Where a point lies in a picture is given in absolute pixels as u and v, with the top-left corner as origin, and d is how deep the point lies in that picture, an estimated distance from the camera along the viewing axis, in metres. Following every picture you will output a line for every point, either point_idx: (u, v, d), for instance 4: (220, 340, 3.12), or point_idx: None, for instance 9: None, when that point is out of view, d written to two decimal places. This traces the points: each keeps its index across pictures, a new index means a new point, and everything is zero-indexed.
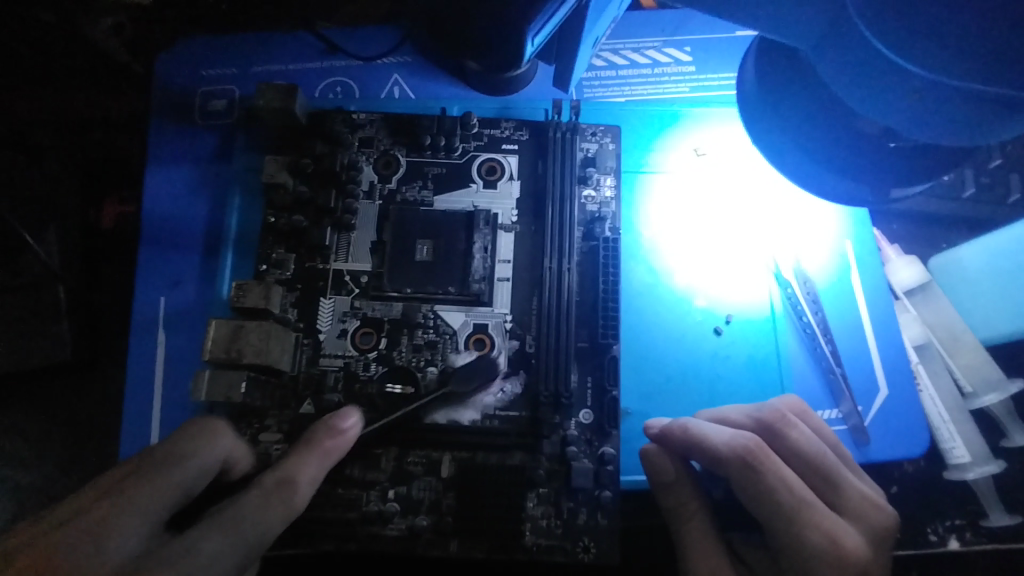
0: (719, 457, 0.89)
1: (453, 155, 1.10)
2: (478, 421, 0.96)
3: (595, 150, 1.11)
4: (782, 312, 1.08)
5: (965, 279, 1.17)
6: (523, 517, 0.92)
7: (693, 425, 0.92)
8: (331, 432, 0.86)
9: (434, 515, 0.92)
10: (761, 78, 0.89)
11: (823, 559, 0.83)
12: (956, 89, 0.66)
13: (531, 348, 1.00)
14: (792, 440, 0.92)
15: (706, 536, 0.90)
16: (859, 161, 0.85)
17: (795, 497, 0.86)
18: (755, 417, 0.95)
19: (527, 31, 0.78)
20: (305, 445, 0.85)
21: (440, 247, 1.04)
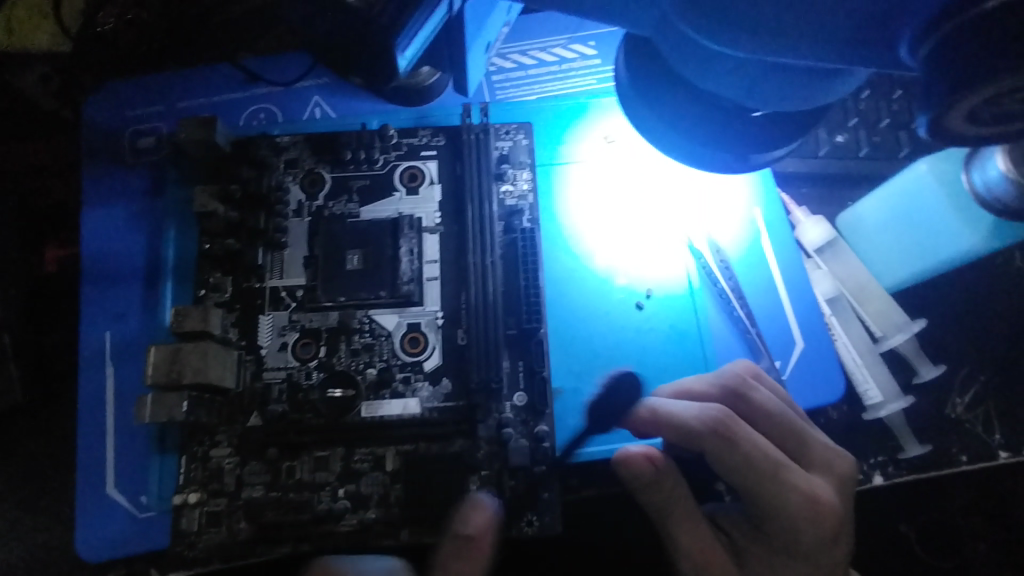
0: (692, 431, 0.93)
1: (375, 166, 1.15)
2: (418, 413, 1.02)
3: (510, 147, 1.17)
4: (698, 282, 1.12)
5: (868, 235, 1.17)
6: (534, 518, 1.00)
7: (661, 406, 0.96)
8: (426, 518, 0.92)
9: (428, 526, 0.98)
10: (632, 76, 0.89)
11: (804, 517, 0.89)
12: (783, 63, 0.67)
13: (462, 341, 1.06)
14: (756, 401, 0.98)
15: (691, 518, 0.94)
16: (725, 128, 0.86)
17: (770, 461, 0.91)
18: (718, 384, 1.00)
19: (396, 46, 0.71)
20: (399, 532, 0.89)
21: (369, 255, 1.09)
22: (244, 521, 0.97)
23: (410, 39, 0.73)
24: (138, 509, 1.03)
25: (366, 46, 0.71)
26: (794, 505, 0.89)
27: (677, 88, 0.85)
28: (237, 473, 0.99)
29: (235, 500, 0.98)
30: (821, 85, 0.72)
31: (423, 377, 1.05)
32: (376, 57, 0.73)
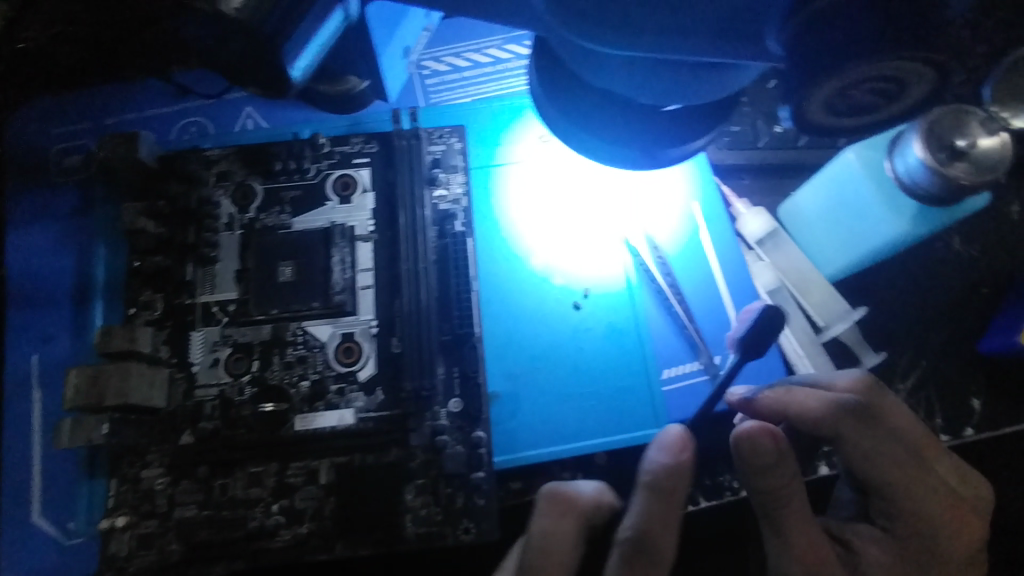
0: (817, 417, 0.94)
1: (307, 176, 1.13)
2: (352, 424, 1.01)
3: (443, 151, 1.15)
4: (636, 279, 1.11)
5: (807, 224, 1.15)
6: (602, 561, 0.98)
7: (792, 393, 0.97)
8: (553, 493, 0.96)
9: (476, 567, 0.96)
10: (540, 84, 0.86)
11: (931, 523, 0.92)
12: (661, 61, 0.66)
13: (396, 348, 1.05)
14: (887, 405, 0.97)
15: (805, 519, 0.90)
16: (620, 121, 0.83)
17: (911, 452, 0.95)
18: (860, 378, 0.98)
19: (290, 59, 0.70)
20: (554, 503, 0.95)
21: (302, 266, 1.08)
22: (175, 542, 0.95)
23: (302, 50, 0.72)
24: (67, 536, 1.02)
25: (254, 69, 0.70)
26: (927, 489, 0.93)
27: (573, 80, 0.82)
28: (168, 493, 0.97)
29: (166, 521, 0.96)
30: (702, 81, 0.70)
31: (357, 388, 1.04)
32: (268, 81, 0.73)
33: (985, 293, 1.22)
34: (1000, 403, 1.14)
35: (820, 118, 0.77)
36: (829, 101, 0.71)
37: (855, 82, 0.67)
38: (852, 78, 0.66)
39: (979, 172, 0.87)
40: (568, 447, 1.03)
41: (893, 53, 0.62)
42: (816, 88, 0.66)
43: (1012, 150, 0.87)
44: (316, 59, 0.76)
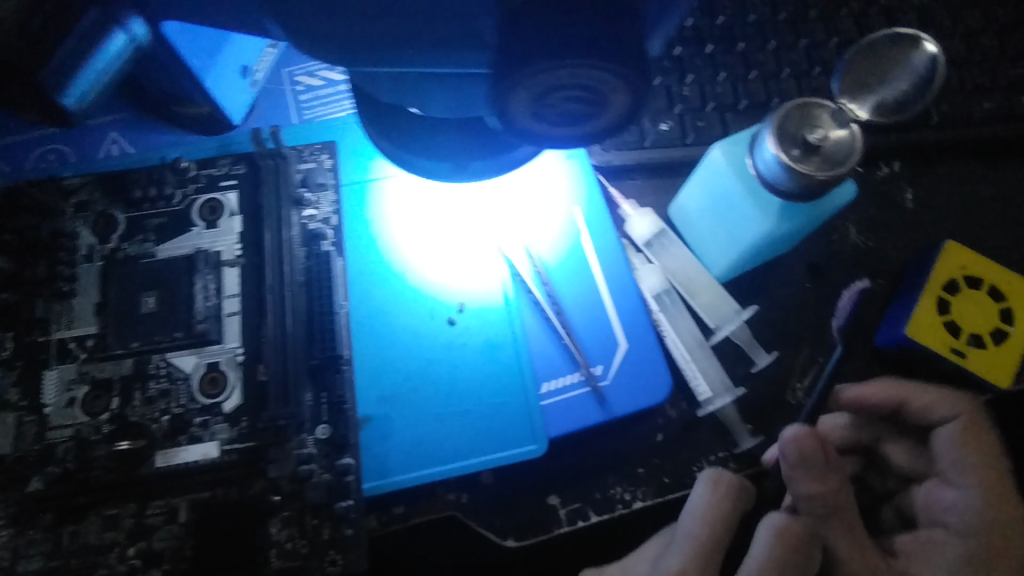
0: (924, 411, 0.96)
1: (172, 202, 1.08)
2: (215, 456, 0.97)
3: (312, 169, 1.12)
4: (513, 292, 1.07)
5: (694, 224, 1.09)
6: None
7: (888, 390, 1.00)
8: (717, 473, 0.97)
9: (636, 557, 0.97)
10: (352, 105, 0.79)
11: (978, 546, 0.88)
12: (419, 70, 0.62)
13: (263, 376, 1.01)
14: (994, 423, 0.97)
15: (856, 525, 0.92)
16: (439, 137, 0.75)
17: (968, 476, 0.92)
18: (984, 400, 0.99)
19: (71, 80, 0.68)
20: (715, 482, 0.96)
21: (165, 296, 1.03)
22: None
23: (69, 76, 0.68)
24: None
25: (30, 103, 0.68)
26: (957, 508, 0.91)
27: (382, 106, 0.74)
28: (11, 546, 0.93)
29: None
30: (477, 90, 0.64)
31: (222, 419, 1.00)
32: (47, 111, 0.70)
33: (881, 285, 1.18)
34: None
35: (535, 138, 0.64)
36: (530, 110, 0.60)
37: (549, 89, 0.57)
38: (538, 81, 0.56)
39: (831, 166, 0.84)
40: (439, 469, 1.00)
41: (569, 55, 0.54)
42: (510, 79, 0.56)
43: (863, 141, 0.84)
44: (96, 85, 0.72)
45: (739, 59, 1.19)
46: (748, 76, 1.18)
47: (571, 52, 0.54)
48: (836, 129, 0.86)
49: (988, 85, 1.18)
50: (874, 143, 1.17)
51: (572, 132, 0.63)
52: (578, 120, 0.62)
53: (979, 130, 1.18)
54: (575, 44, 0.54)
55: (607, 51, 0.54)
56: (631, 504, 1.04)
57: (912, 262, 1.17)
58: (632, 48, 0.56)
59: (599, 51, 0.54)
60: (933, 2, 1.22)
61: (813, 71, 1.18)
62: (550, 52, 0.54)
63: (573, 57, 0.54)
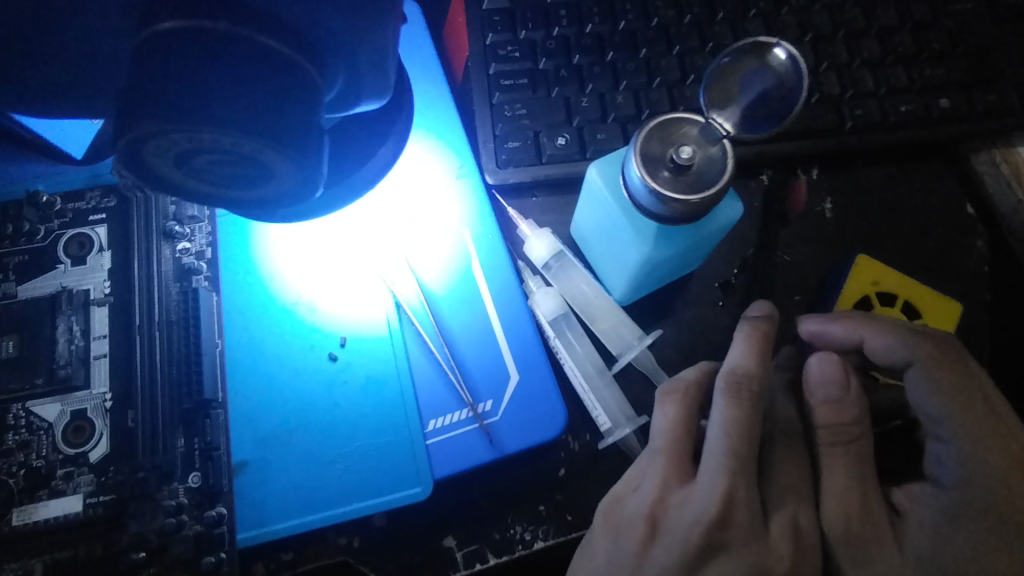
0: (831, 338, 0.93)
1: (36, 239, 1.04)
2: (77, 512, 0.91)
3: (186, 199, 1.06)
4: (397, 324, 1.02)
5: (590, 244, 1.04)
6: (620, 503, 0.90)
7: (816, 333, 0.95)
8: (736, 381, 0.87)
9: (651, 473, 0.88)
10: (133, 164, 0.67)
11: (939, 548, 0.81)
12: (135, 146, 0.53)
13: (131, 422, 0.96)
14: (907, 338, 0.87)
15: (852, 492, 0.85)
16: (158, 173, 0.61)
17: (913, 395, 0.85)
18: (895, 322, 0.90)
19: None
20: (736, 395, 0.86)
21: (25, 340, 0.98)
22: None
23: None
24: None
25: None
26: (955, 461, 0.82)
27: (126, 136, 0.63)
28: None
29: None
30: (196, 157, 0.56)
31: (87, 471, 0.94)
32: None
33: (799, 300, 1.12)
34: None
35: (204, 196, 0.62)
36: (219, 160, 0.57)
37: (189, 150, 0.55)
38: (171, 140, 0.52)
39: (703, 184, 0.79)
40: (319, 516, 0.94)
41: (209, 121, 0.51)
42: (131, 137, 0.51)
43: (734, 157, 0.79)
44: None
45: (641, 66, 1.15)
46: (650, 84, 1.15)
47: (202, 120, 0.51)
48: (706, 146, 0.80)
49: (905, 84, 1.11)
50: (787, 149, 1.11)
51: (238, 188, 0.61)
52: (248, 176, 0.60)
53: (898, 132, 1.11)
54: (209, 109, 0.51)
55: (252, 125, 0.52)
56: (531, 544, 0.97)
57: (831, 275, 1.10)
58: (287, 119, 0.54)
59: (245, 122, 0.52)
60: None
61: None
62: (179, 117, 0.51)
63: (212, 123, 0.51)
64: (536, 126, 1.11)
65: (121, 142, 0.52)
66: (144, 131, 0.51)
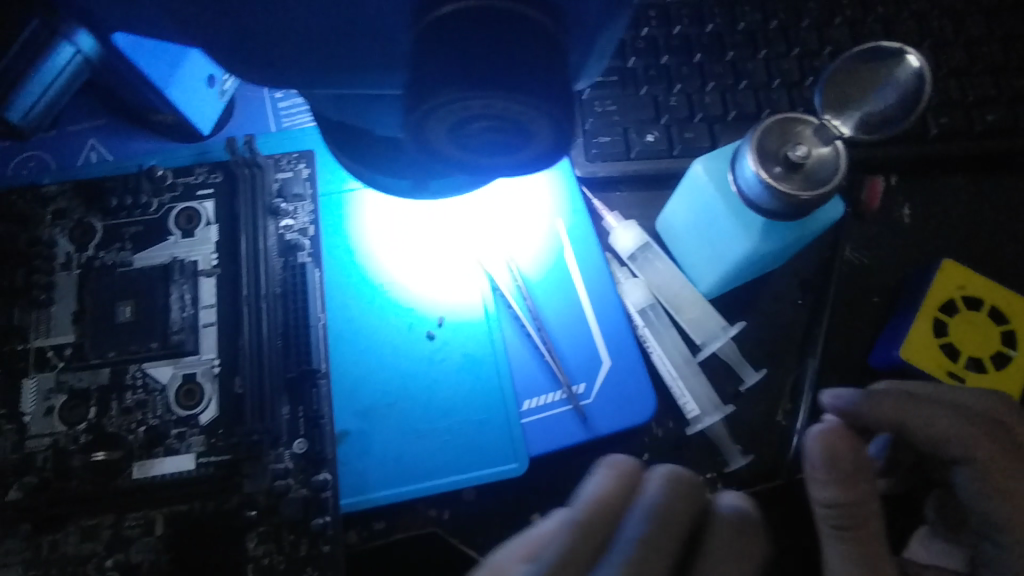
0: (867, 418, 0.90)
1: (149, 211, 1.09)
2: (190, 470, 0.97)
3: (289, 178, 1.10)
4: (494, 308, 1.06)
5: (679, 239, 1.08)
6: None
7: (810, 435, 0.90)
8: (675, 474, 0.86)
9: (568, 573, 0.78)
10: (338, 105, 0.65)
11: None
12: (457, 100, 0.49)
13: (239, 389, 1.00)
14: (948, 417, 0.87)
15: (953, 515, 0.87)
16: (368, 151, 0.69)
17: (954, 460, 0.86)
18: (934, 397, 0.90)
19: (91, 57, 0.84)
20: (672, 482, 0.85)
21: (141, 306, 1.04)
22: None
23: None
24: None
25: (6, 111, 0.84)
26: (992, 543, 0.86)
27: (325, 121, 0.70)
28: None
29: None
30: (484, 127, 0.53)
31: (198, 432, 0.99)
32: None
33: (876, 302, 1.15)
34: None
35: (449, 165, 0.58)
36: (505, 131, 0.53)
37: (487, 120, 0.51)
38: (490, 106, 0.49)
39: (815, 184, 0.82)
40: (418, 487, 0.98)
41: (519, 94, 0.49)
42: (425, 110, 0.49)
43: (847, 158, 0.82)
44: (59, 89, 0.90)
45: (728, 68, 1.18)
46: (737, 86, 1.18)
47: (505, 89, 0.48)
48: (819, 146, 0.83)
49: (992, 95, 1.13)
50: (872, 155, 1.13)
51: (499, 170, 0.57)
52: (505, 154, 0.56)
53: (983, 142, 1.13)
54: (495, 75, 0.48)
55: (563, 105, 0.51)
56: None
57: (909, 279, 1.13)
58: (559, 80, 0.50)
59: (543, 94, 0.50)
60: (933, 10, 1.19)
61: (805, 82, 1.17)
62: (491, 84, 0.48)
63: (497, 89, 0.48)
64: (626, 122, 1.15)
65: (438, 97, 0.48)
66: (478, 92, 0.48)
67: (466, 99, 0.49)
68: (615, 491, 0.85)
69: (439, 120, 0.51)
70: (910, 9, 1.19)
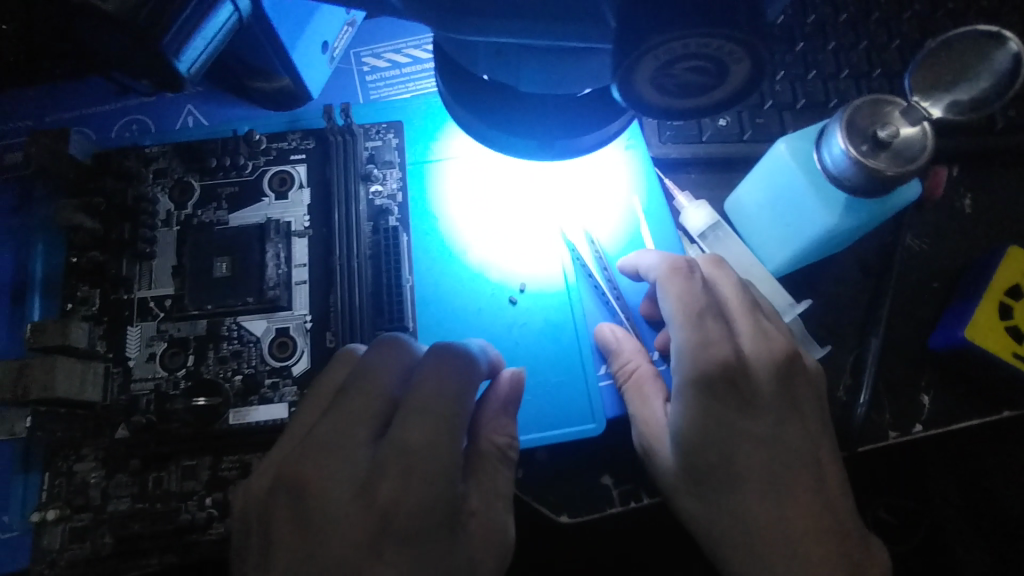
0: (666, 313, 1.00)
1: (244, 172, 1.13)
2: (285, 418, 1.02)
3: (379, 146, 1.16)
4: (573, 278, 1.11)
5: (750, 218, 1.13)
6: (454, 514, 0.76)
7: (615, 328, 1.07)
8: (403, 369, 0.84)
9: (404, 478, 0.74)
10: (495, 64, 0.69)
11: None
12: (679, 42, 0.53)
13: (331, 343, 1.05)
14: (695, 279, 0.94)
15: None
16: (491, 106, 0.75)
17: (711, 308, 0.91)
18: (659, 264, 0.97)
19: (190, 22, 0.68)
20: (360, 392, 0.81)
21: (237, 262, 1.08)
22: (108, 536, 0.96)
23: (184, 40, 0.69)
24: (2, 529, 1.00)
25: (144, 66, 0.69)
26: (790, 426, 0.89)
27: (453, 66, 0.74)
28: (103, 486, 0.99)
29: (99, 514, 0.98)
30: (689, 65, 0.57)
31: (291, 382, 1.04)
32: (164, 81, 0.72)
33: (936, 287, 1.18)
34: (949, 397, 1.12)
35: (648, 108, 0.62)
36: (705, 68, 0.57)
37: (695, 59, 0.56)
38: (708, 46, 0.54)
39: (902, 161, 0.86)
40: None
41: (736, 31, 0.53)
42: (635, 57, 0.54)
43: (934, 138, 0.86)
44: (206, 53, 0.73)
45: (799, 58, 1.23)
46: (808, 74, 1.22)
47: (727, 27, 0.52)
48: (907, 126, 0.87)
49: None
50: (938, 145, 1.17)
51: (690, 107, 0.62)
52: (695, 94, 0.61)
53: None
54: (702, 17, 0.52)
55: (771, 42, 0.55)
56: None
57: (971, 265, 1.17)
58: (756, 19, 0.54)
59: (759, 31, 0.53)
60: (1001, 8, 1.23)
61: (874, 73, 1.21)
62: (714, 24, 0.52)
63: (718, 31, 0.53)
64: None
65: (664, 38, 0.53)
66: (702, 32, 0.52)
67: (690, 40, 0.53)
68: (440, 399, 0.79)
69: (655, 64, 0.56)
70: (978, 6, 1.23)
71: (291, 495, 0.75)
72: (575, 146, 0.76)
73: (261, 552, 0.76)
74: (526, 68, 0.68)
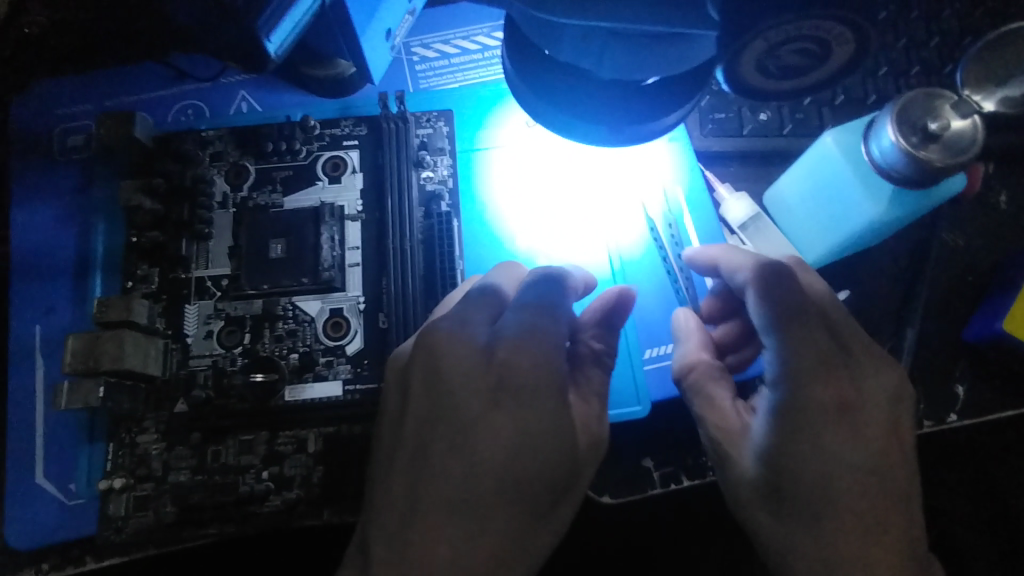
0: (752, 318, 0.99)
1: (298, 157, 1.16)
2: (339, 396, 1.05)
3: (430, 134, 1.18)
4: (620, 266, 1.14)
5: (789, 210, 1.16)
6: (561, 414, 0.83)
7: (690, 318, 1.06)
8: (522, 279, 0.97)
9: (525, 355, 0.83)
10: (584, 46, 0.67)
11: None
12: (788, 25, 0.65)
13: (384, 324, 1.08)
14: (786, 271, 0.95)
15: None
16: (558, 90, 0.77)
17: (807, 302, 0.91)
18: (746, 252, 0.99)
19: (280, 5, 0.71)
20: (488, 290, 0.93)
21: (292, 243, 1.11)
22: (170, 505, 1.00)
23: (274, 22, 0.72)
24: (69, 496, 1.05)
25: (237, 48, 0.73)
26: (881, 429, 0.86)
27: (529, 50, 0.77)
28: (164, 457, 1.02)
29: (161, 484, 1.01)
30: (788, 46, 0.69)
31: (345, 360, 1.07)
32: (252, 62, 0.75)
33: (971, 281, 1.21)
34: (982, 389, 1.14)
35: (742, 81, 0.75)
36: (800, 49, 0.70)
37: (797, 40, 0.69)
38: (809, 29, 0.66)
39: (953, 153, 0.89)
40: None
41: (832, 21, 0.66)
42: (747, 36, 0.65)
43: (984, 131, 0.89)
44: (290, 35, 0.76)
45: None
46: None
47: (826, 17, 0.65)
48: (957, 119, 0.90)
49: None
50: None
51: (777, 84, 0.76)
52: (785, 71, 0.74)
53: None
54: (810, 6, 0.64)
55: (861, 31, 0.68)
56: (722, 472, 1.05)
57: (1005, 261, 1.19)
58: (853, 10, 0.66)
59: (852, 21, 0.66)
60: None
61: (913, 70, 1.23)
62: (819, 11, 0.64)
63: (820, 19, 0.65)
64: (740, 101, 1.23)
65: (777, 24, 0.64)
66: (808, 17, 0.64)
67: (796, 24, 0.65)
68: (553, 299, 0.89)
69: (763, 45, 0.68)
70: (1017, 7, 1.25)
71: (426, 367, 0.84)
72: (639, 133, 0.80)
73: (389, 427, 0.86)
74: (607, 60, 0.68)
